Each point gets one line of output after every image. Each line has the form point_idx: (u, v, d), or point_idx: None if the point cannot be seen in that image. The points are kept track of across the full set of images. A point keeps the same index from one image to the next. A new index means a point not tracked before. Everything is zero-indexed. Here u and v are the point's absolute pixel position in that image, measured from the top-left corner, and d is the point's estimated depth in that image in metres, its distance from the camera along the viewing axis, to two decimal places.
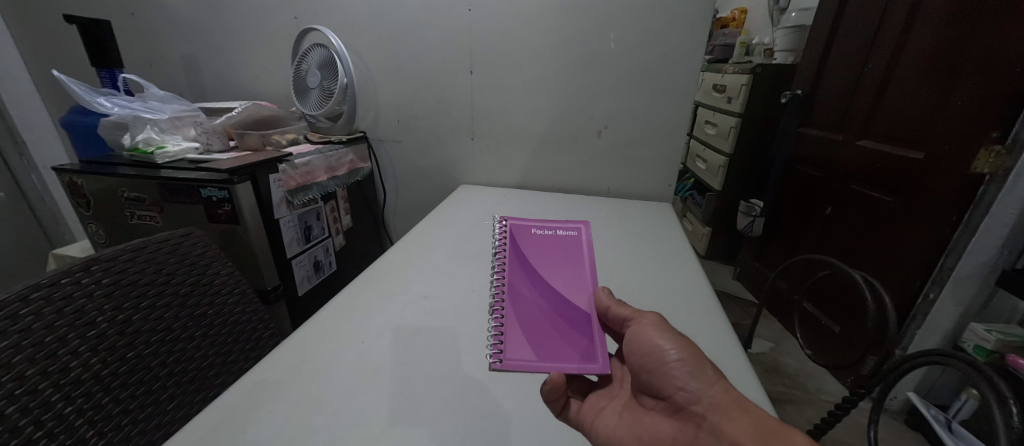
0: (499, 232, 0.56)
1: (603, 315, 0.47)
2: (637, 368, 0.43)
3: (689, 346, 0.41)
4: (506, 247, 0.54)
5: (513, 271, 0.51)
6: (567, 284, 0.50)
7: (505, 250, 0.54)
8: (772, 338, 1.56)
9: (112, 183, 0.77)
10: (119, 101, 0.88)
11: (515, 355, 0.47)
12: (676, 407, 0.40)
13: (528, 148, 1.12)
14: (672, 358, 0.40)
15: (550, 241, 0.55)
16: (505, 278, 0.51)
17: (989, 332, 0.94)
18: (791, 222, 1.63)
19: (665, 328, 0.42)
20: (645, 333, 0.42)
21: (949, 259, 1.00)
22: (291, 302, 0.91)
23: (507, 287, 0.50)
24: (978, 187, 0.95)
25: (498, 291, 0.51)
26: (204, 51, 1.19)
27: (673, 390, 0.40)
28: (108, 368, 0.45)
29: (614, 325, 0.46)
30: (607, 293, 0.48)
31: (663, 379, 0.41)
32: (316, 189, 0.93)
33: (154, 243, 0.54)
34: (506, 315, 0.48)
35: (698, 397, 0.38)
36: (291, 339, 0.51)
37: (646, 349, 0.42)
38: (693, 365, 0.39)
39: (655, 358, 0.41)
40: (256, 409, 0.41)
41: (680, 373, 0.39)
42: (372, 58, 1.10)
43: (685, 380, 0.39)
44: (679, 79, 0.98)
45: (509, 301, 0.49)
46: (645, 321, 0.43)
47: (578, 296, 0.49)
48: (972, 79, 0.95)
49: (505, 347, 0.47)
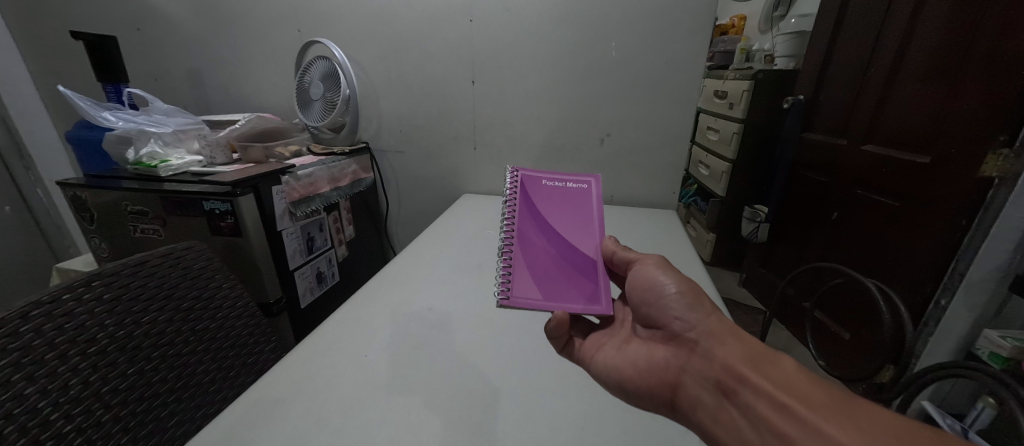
0: (508, 177, 0.51)
1: (609, 259, 0.49)
2: (638, 302, 0.47)
3: (688, 282, 0.45)
4: (515, 191, 0.50)
5: (523, 217, 0.48)
6: (576, 231, 0.49)
7: (514, 195, 0.50)
8: (781, 346, 1.54)
9: (116, 196, 0.78)
10: (123, 115, 0.88)
11: (521, 293, 0.45)
12: (671, 335, 0.44)
13: (528, 156, 1.12)
14: (672, 292, 0.44)
15: (561, 190, 0.52)
16: (514, 221, 0.47)
17: (1002, 338, 0.89)
18: (796, 226, 1.62)
19: (668, 267, 0.46)
20: (649, 271, 0.46)
21: (960, 263, 0.98)
22: (294, 314, 0.90)
23: (516, 230, 0.47)
24: (986, 192, 0.94)
25: (507, 233, 0.48)
26: (208, 64, 1.20)
27: (670, 320, 0.44)
28: (108, 384, 0.44)
29: (619, 268, 0.49)
30: (613, 240, 0.49)
31: (662, 311, 0.44)
32: (319, 200, 0.93)
33: (155, 257, 0.54)
34: (513, 255, 0.47)
35: (693, 326, 0.42)
36: (292, 357, 0.50)
37: (648, 285, 0.46)
38: (691, 298, 0.43)
39: (655, 292, 0.45)
40: (257, 428, 0.40)
41: (677, 304, 0.43)
42: (373, 69, 1.11)
43: (681, 310, 0.43)
44: (681, 85, 0.98)
45: (517, 245, 0.47)
46: (649, 261, 0.46)
47: (586, 243, 0.49)
48: (977, 81, 0.94)
49: (509, 285, 0.45)
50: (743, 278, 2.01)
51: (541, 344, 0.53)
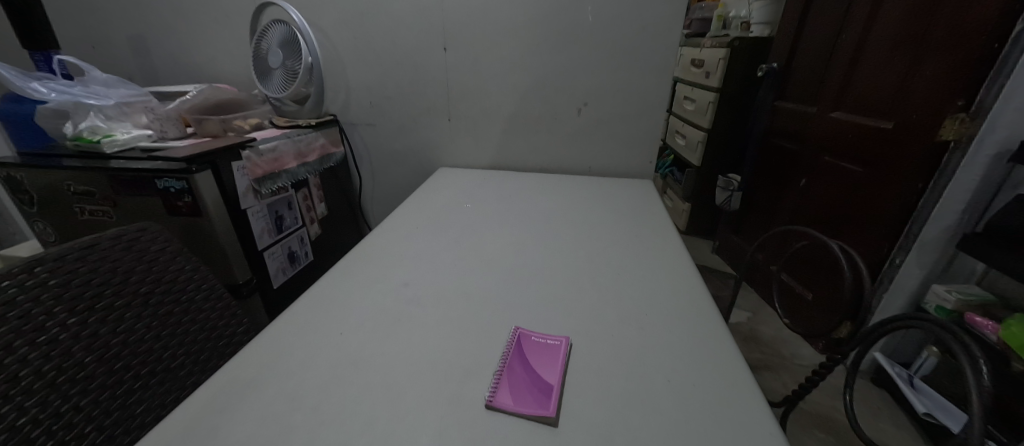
0: (507, 332, 0.50)
1: None
2: None
3: None
4: (512, 338, 0.48)
5: (510, 349, 0.46)
6: (543, 362, 0.45)
7: (510, 342, 0.48)
8: (750, 308, 1.62)
9: (57, 176, 0.72)
10: (57, 86, 0.80)
11: (496, 394, 0.41)
12: None
13: (504, 127, 1.09)
14: None
15: (542, 336, 0.49)
16: (506, 351, 0.46)
17: (949, 292, 1.00)
18: (766, 194, 1.67)
19: None
20: None
21: (915, 224, 1.04)
22: (266, 295, 0.88)
23: (504, 356, 0.45)
24: (942, 155, 0.98)
25: (496, 360, 0.45)
26: (152, 31, 1.10)
27: None
28: (63, 374, 0.41)
29: None
30: None
31: None
32: (285, 176, 0.89)
33: (106, 239, 0.50)
34: (496, 369, 0.44)
35: None
36: (262, 337, 0.48)
37: None
38: None
39: None
40: (228, 410, 0.39)
41: None
42: (337, 35, 1.04)
43: None
44: (658, 51, 0.96)
45: (502, 361, 0.45)
46: None
47: (548, 370, 0.43)
48: (941, 46, 0.97)
49: (496, 384, 0.42)
50: (716, 246, 2.08)
51: (520, 314, 0.53)
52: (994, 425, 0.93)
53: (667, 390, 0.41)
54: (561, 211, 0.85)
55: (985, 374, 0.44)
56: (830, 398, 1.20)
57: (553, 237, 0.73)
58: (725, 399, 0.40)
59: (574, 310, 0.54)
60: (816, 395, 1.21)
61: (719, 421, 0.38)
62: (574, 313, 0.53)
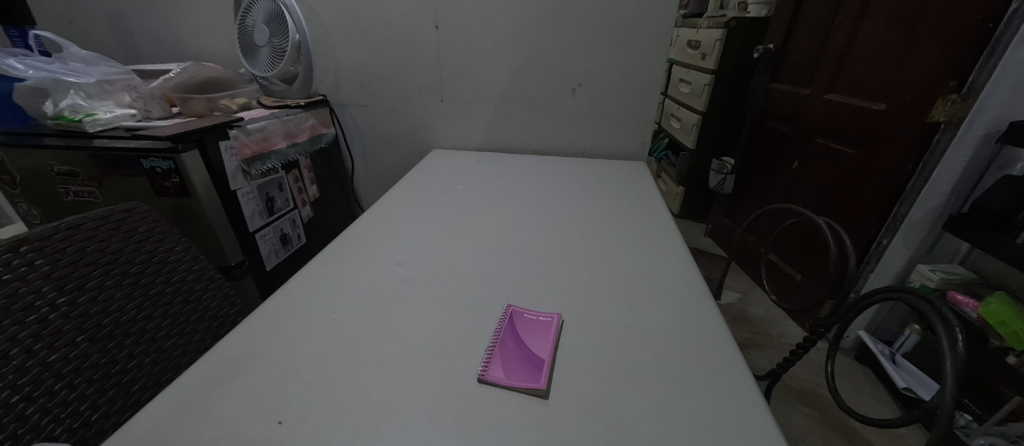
0: (500, 310, 0.50)
1: None
2: None
3: None
4: (506, 316, 0.49)
5: (504, 326, 0.47)
6: (535, 338, 0.45)
7: (504, 320, 0.48)
8: (739, 288, 1.65)
9: (40, 156, 0.71)
10: (33, 63, 0.78)
11: (489, 370, 0.41)
12: None
13: (497, 108, 1.08)
14: None
15: (535, 313, 0.49)
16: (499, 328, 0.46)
17: (933, 272, 1.01)
18: (759, 177, 1.68)
19: None
20: None
21: (903, 205, 1.06)
22: (260, 276, 0.88)
23: (498, 333, 0.46)
24: (933, 136, 0.99)
25: (489, 336, 0.46)
26: (133, 7, 1.07)
27: None
28: (56, 353, 0.41)
29: None
30: None
31: None
32: (275, 157, 0.87)
33: (92, 220, 0.50)
34: (490, 345, 0.44)
35: None
36: (255, 316, 0.48)
37: None
38: None
39: None
40: (222, 386, 0.39)
41: None
42: (325, 12, 1.01)
43: None
44: (654, 29, 0.94)
45: (495, 338, 0.45)
46: None
47: (540, 345, 0.44)
48: (935, 27, 0.96)
49: (488, 360, 0.42)
50: (709, 228, 2.10)
51: (512, 292, 0.53)
52: (968, 398, 0.97)
53: (655, 363, 0.42)
54: (554, 191, 0.85)
55: (960, 341, 0.45)
56: (815, 374, 1.24)
57: (545, 217, 0.74)
58: (710, 372, 0.41)
59: (566, 288, 0.54)
60: (801, 372, 1.25)
61: (704, 392, 0.39)
62: (566, 291, 0.54)
